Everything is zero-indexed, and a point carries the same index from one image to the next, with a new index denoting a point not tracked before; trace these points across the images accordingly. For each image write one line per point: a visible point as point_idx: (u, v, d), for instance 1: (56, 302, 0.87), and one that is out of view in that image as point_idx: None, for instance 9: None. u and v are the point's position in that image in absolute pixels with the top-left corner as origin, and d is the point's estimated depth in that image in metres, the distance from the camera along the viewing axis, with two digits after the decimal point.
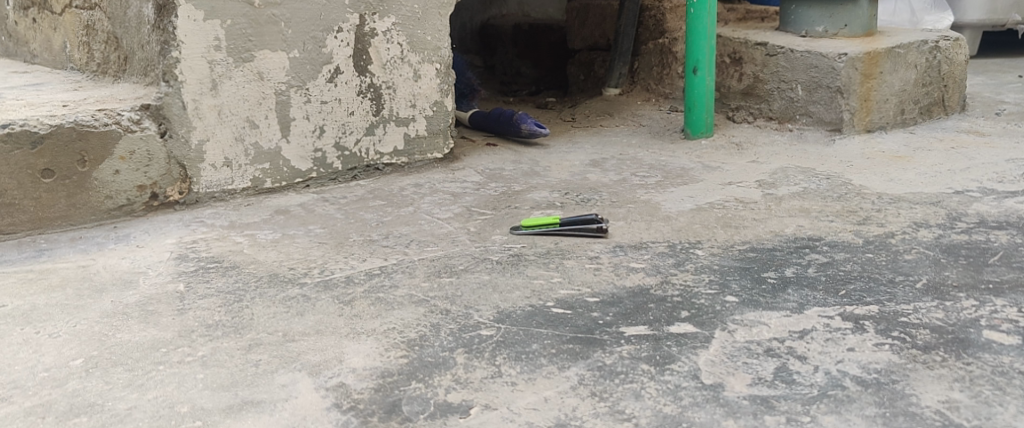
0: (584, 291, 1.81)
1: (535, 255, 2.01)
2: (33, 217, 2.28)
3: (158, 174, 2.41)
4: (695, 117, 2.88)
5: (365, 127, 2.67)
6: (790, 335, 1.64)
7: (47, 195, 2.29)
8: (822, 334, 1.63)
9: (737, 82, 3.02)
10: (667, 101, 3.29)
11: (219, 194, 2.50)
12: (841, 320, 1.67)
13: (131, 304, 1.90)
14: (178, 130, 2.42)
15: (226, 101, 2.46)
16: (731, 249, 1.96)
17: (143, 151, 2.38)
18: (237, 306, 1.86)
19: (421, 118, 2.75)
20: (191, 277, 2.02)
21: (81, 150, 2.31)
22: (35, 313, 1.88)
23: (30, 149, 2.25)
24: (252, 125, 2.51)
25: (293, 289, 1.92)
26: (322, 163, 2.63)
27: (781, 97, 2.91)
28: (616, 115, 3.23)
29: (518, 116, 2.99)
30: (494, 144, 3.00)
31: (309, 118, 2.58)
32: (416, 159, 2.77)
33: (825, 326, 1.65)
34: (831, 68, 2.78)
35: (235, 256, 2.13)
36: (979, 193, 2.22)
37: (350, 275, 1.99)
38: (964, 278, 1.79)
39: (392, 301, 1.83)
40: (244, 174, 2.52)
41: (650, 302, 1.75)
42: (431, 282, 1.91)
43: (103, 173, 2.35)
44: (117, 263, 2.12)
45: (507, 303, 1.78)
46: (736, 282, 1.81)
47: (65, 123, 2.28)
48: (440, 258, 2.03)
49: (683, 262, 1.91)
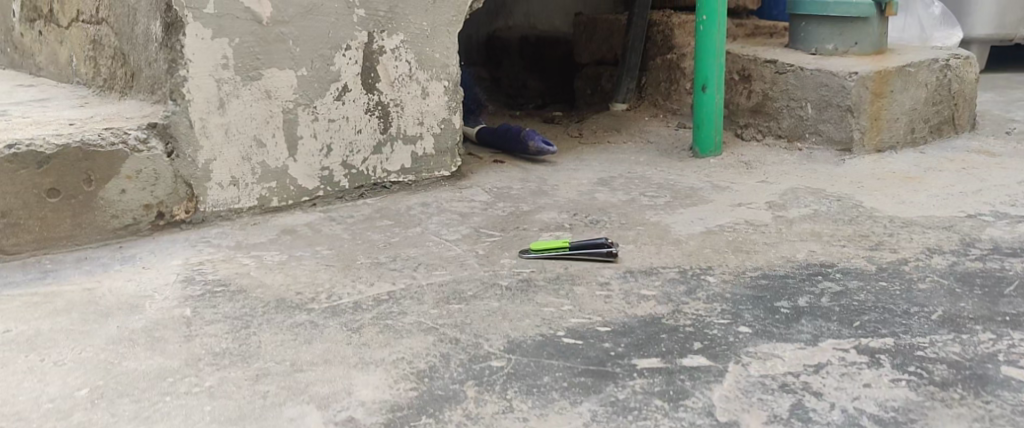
0: (595, 320, 1.78)
1: (545, 280, 1.99)
2: (39, 236, 2.34)
3: (164, 193, 2.45)
4: (704, 134, 2.86)
5: (372, 145, 2.68)
6: (805, 369, 1.61)
7: (52, 214, 2.34)
8: (837, 368, 1.61)
9: (745, 99, 3.00)
10: (674, 117, 3.27)
11: (225, 213, 2.53)
12: (857, 353, 1.64)
13: (137, 329, 1.91)
14: (185, 149, 2.46)
15: (233, 120, 2.49)
16: (743, 276, 1.94)
17: (149, 170, 2.43)
18: (245, 332, 1.86)
19: (429, 136, 2.75)
20: (198, 302, 2.02)
21: (87, 170, 2.36)
22: (40, 338, 1.89)
23: (37, 169, 2.30)
24: (259, 144, 2.54)
25: (301, 315, 1.92)
26: (329, 182, 2.64)
27: (790, 116, 2.89)
28: (623, 131, 3.22)
29: (525, 133, 2.98)
30: (501, 162, 2.98)
31: (317, 137, 2.60)
32: (424, 177, 2.77)
33: (840, 360, 1.63)
34: (841, 87, 2.76)
35: (242, 280, 2.14)
36: (992, 217, 2.20)
37: (358, 300, 1.97)
38: (981, 310, 1.76)
39: (401, 329, 1.82)
40: (251, 193, 2.55)
41: (662, 332, 1.71)
42: (440, 309, 1.89)
43: (109, 192, 2.39)
44: (123, 287, 2.14)
45: (518, 332, 1.76)
46: (748, 312, 1.77)
47: (71, 143, 2.33)
48: (449, 283, 2.02)
49: (695, 290, 1.89)
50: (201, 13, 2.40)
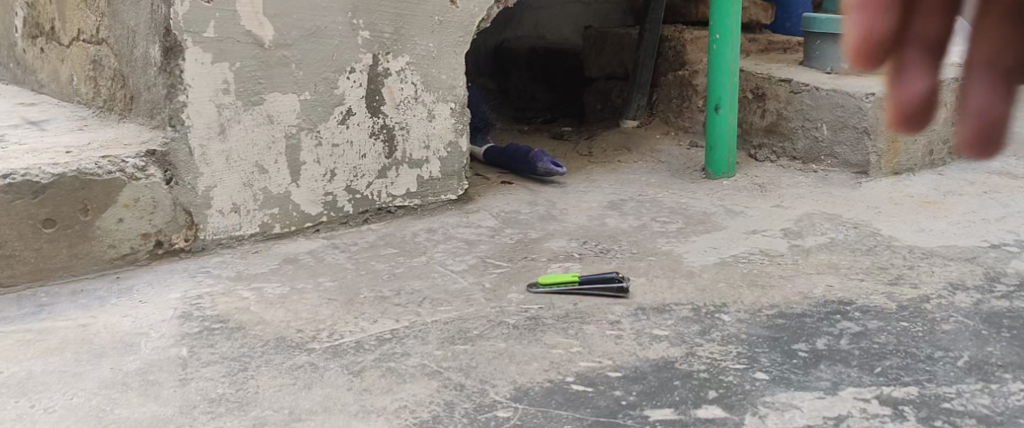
0: (606, 365, 1.71)
1: (554, 318, 1.92)
2: (34, 268, 2.26)
3: (163, 221, 2.39)
4: (717, 155, 2.79)
5: (377, 170, 2.61)
6: (825, 422, 1.53)
7: (47, 245, 2.27)
8: (859, 422, 1.53)
9: (760, 118, 2.94)
10: (687, 135, 3.21)
11: (226, 240, 2.46)
12: (879, 404, 1.57)
13: (131, 371, 1.86)
14: (184, 177, 2.39)
15: (234, 146, 2.42)
16: (758, 315, 1.86)
17: (148, 198, 2.36)
18: (243, 376, 1.80)
19: (435, 159, 2.69)
20: (195, 340, 1.96)
21: (84, 199, 2.29)
22: (31, 381, 1.85)
23: (32, 199, 2.23)
24: (261, 170, 2.47)
25: (301, 356, 1.86)
26: (333, 207, 2.57)
27: (806, 136, 2.82)
28: (634, 150, 3.15)
29: (534, 153, 2.91)
30: (509, 184, 2.91)
31: (320, 162, 2.54)
32: (430, 201, 2.70)
33: (862, 412, 1.55)
34: (858, 108, 2.67)
35: (242, 315, 2.08)
36: (1016, 248, 2.13)
37: (361, 339, 1.91)
38: (1009, 356, 1.69)
39: (404, 373, 1.76)
40: (252, 220, 2.48)
41: (675, 378, 1.64)
42: (445, 350, 1.82)
43: (106, 221, 2.32)
44: (118, 324, 2.08)
45: (525, 377, 1.69)
46: (765, 356, 1.70)
47: (67, 172, 2.26)
48: (454, 321, 1.95)
49: (708, 330, 1.81)
50: (201, 38, 2.32)
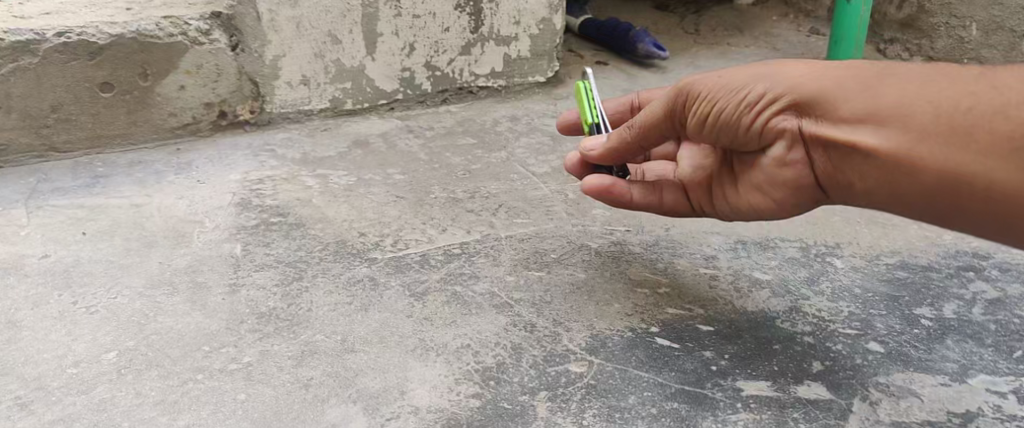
0: (696, 315, 1.58)
1: (641, 245, 1.73)
2: (91, 135, 2.07)
3: (228, 91, 2.16)
4: (841, 52, 2.52)
5: (460, 46, 2.34)
6: (950, 420, 1.44)
7: (106, 111, 2.07)
8: (989, 423, 1.44)
9: (896, 9, 2.63)
10: (808, 19, 2.99)
11: (294, 115, 2.24)
12: (1016, 402, 1.46)
13: (180, 269, 1.70)
14: (251, 44, 2.14)
15: (306, 13, 2.16)
16: (878, 263, 1.69)
17: (212, 65, 2.12)
18: (296, 288, 1.64)
19: (525, 37, 2.39)
20: (251, 236, 1.79)
21: (144, 63, 2.06)
22: (76, 271, 1.70)
23: (88, 61, 2.02)
24: (334, 40, 2.20)
25: (361, 267, 1.69)
26: (409, 84, 2.32)
27: (949, 35, 2.53)
28: (746, 33, 2.89)
29: (635, 32, 2.64)
30: (605, 65, 2.66)
31: (399, 34, 2.26)
32: (516, 83, 2.43)
33: (995, 410, 1.45)
34: (1020, 8, 2.42)
35: (303, 208, 1.87)
36: None
37: (427, 253, 1.73)
38: None
39: (470, 302, 1.61)
40: (323, 94, 2.24)
41: (775, 342, 1.53)
42: (518, 276, 1.66)
43: (167, 89, 2.10)
44: (173, 206, 1.89)
45: (604, 322, 1.56)
46: (882, 322, 1.57)
47: (127, 33, 2.03)
48: (531, 238, 1.76)
49: (817, 278, 1.65)
50: None
